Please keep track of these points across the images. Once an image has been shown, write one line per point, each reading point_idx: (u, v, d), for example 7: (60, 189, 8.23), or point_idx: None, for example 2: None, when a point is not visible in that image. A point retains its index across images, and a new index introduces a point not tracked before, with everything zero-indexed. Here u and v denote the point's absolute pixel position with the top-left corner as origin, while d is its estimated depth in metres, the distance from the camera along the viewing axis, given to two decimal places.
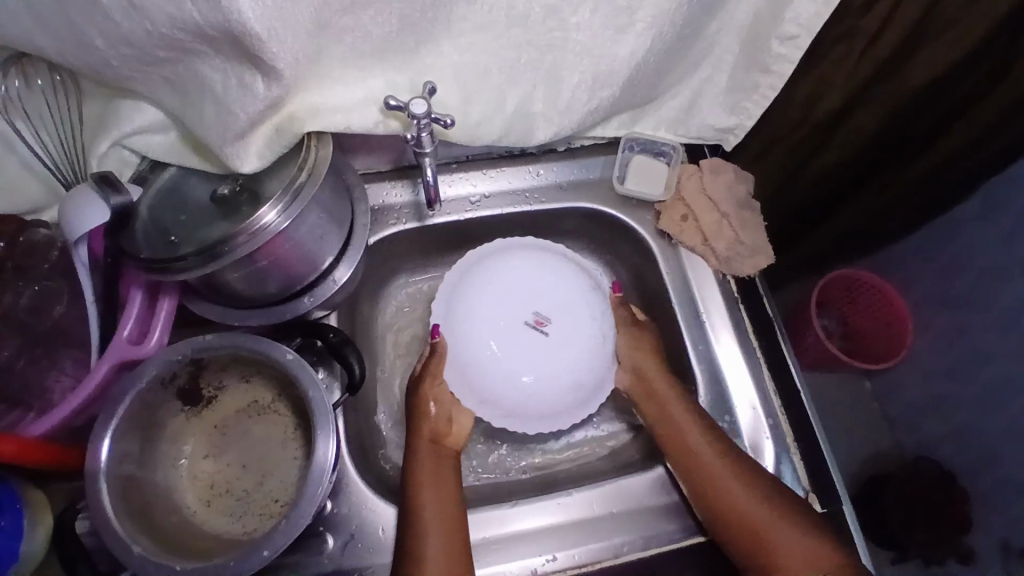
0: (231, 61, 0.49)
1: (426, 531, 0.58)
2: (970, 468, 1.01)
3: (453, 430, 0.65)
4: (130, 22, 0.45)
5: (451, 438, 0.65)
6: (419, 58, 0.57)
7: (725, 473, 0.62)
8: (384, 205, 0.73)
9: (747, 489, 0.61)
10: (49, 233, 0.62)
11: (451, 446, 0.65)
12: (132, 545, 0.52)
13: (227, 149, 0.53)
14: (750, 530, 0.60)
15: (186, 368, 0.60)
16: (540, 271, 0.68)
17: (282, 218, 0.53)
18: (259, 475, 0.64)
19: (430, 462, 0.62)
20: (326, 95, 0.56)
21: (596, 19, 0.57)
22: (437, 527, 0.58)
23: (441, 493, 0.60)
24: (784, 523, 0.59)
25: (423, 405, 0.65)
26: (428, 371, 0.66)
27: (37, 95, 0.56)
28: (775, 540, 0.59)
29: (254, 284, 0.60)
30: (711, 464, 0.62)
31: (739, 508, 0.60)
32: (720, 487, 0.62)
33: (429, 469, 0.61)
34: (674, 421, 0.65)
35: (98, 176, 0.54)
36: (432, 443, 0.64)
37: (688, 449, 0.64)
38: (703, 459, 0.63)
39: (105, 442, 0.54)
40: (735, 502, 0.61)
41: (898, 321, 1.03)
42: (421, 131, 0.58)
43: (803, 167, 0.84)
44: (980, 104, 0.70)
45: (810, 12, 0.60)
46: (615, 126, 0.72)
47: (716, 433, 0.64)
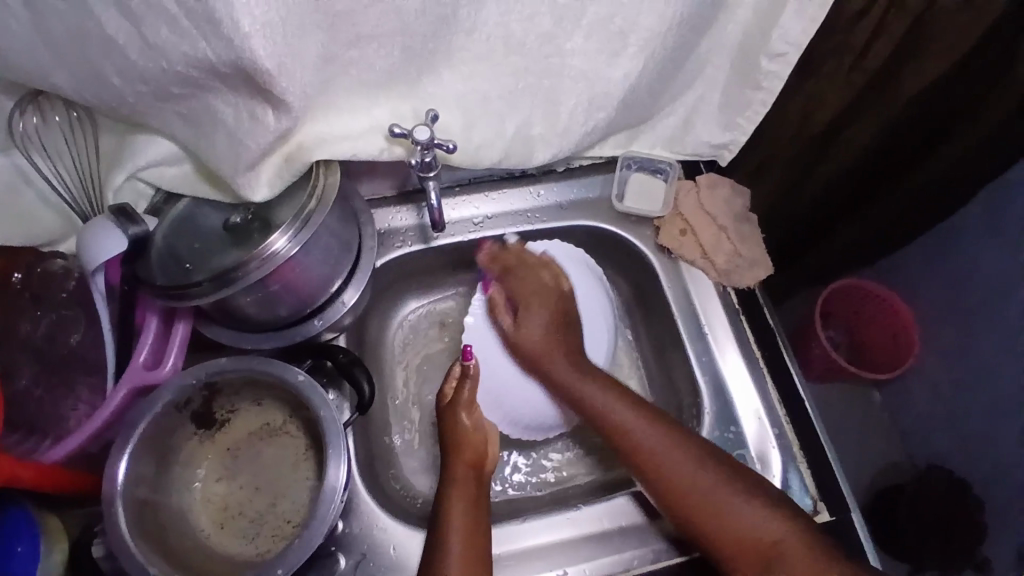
0: (243, 95, 0.51)
1: (448, 549, 0.57)
2: (982, 475, 1.00)
3: (488, 456, 0.65)
4: (147, 60, 0.47)
5: (487, 461, 0.65)
6: (422, 86, 0.59)
7: (705, 477, 0.61)
8: (390, 229, 0.75)
9: (727, 489, 0.60)
10: (65, 263, 0.65)
11: (488, 470, 0.64)
12: (149, 566, 0.52)
13: (239, 178, 0.55)
14: (743, 542, 0.59)
15: (200, 392, 0.61)
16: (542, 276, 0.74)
17: (292, 244, 0.55)
18: (271, 497, 0.64)
19: (465, 483, 0.62)
20: (333, 124, 0.58)
21: (590, 44, 0.59)
22: (459, 543, 0.58)
23: (469, 512, 0.60)
24: (739, 503, 0.60)
25: (459, 428, 0.65)
26: (461, 398, 0.66)
27: (54, 130, 0.58)
28: (734, 522, 0.59)
29: (266, 309, 0.61)
30: (658, 449, 0.63)
31: (692, 492, 0.61)
32: (670, 469, 0.62)
33: (461, 496, 0.61)
34: (601, 399, 0.66)
35: (115, 208, 0.56)
36: (471, 468, 0.63)
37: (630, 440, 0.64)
38: (648, 442, 0.63)
39: (122, 464, 0.55)
40: (688, 487, 0.61)
41: (903, 330, 1.04)
42: (425, 156, 0.60)
43: (800, 179, 0.86)
44: (973, 113, 0.72)
45: (797, 30, 0.61)
46: (612, 145, 0.74)
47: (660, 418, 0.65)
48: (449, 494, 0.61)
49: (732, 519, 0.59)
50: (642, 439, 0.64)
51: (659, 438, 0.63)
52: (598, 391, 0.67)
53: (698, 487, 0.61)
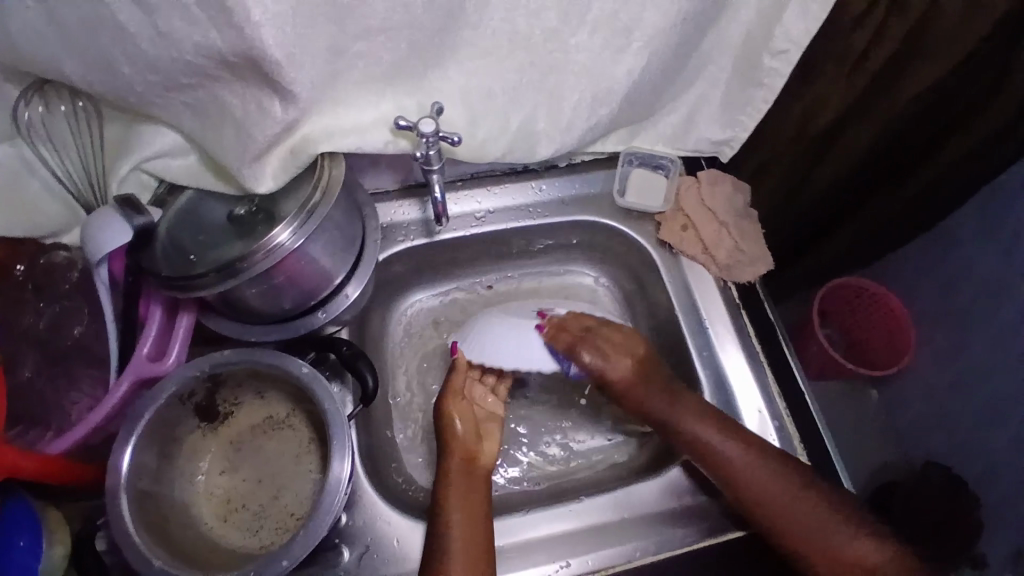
0: (251, 86, 0.51)
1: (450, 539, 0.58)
2: (979, 473, 1.01)
3: (482, 457, 0.66)
4: (157, 49, 0.47)
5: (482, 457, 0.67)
6: (427, 81, 0.59)
7: (774, 480, 0.62)
8: (393, 223, 0.75)
9: (789, 487, 0.62)
10: (68, 255, 0.65)
11: (483, 462, 0.66)
12: (152, 558, 0.52)
13: (245, 170, 0.55)
14: (803, 540, 0.60)
15: (204, 384, 0.61)
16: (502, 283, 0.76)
17: (296, 237, 0.55)
18: (274, 490, 0.64)
19: (458, 474, 0.63)
20: (338, 117, 0.58)
21: (594, 40, 0.59)
22: (460, 533, 0.58)
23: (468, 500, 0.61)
24: (827, 525, 0.60)
25: (449, 427, 0.67)
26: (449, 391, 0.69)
27: (60, 120, 0.58)
28: (799, 524, 0.61)
29: (270, 301, 0.61)
30: (739, 460, 0.63)
31: (777, 503, 0.61)
32: (747, 484, 0.62)
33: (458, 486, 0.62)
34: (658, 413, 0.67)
35: (121, 198, 0.56)
36: (465, 459, 0.65)
37: (708, 451, 0.64)
38: (717, 453, 0.64)
39: (126, 454, 0.55)
40: (778, 506, 0.61)
41: (898, 328, 1.05)
42: (429, 149, 0.60)
43: (805, 178, 0.86)
44: (974, 112, 0.72)
45: (799, 27, 0.62)
46: (614, 141, 0.74)
47: (729, 425, 0.65)
48: (447, 487, 0.62)
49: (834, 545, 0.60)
50: (716, 445, 0.64)
51: (727, 449, 0.63)
52: (666, 407, 0.67)
53: (781, 505, 0.61)
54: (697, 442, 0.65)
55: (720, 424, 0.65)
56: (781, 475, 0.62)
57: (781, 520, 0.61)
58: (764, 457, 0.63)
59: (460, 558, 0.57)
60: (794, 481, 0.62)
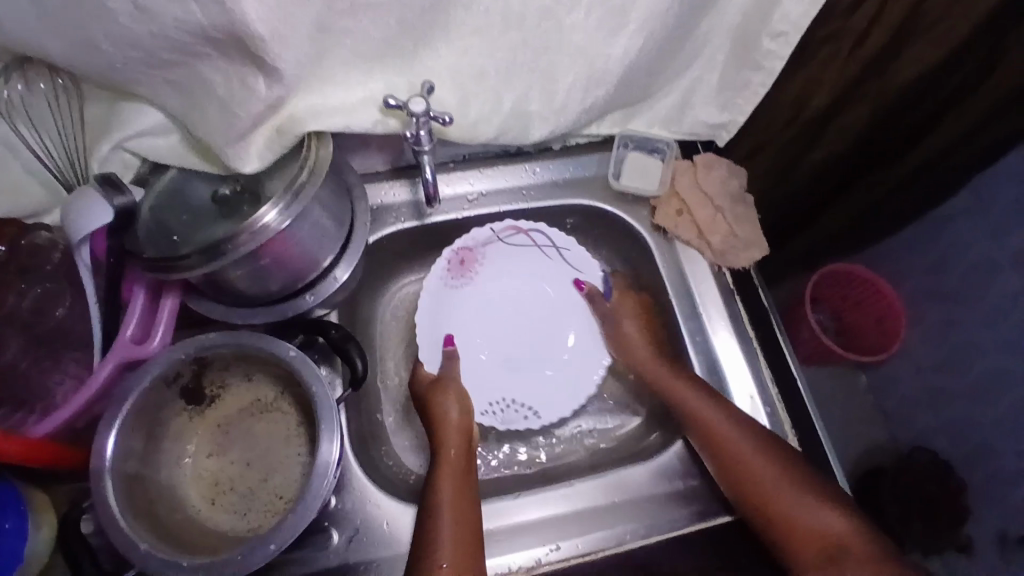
0: (235, 63, 0.50)
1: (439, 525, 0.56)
2: (966, 459, 1.02)
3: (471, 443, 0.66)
4: (136, 24, 0.46)
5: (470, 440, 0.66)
6: (417, 59, 0.58)
7: (774, 467, 0.61)
8: (384, 205, 0.74)
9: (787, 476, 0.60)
10: (50, 235, 0.62)
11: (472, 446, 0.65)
12: (138, 542, 0.52)
13: (229, 149, 0.54)
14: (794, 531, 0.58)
15: (190, 367, 0.60)
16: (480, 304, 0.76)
17: (282, 217, 0.54)
18: (262, 473, 0.64)
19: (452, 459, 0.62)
20: (326, 95, 0.57)
21: (590, 19, 0.58)
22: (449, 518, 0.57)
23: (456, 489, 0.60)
24: (794, 492, 0.59)
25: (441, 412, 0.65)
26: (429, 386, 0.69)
27: (38, 98, 0.57)
28: (792, 514, 0.58)
29: (257, 283, 0.60)
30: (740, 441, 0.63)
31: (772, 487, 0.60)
32: (736, 452, 0.63)
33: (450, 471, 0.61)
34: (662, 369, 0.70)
35: (101, 177, 0.55)
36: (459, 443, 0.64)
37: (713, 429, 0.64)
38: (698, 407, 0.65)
39: (111, 438, 0.54)
40: (749, 465, 0.62)
41: (891, 315, 1.05)
42: (420, 130, 0.58)
43: (799, 161, 0.85)
44: (967, 99, 0.71)
45: (799, 8, 0.61)
46: (609, 124, 0.73)
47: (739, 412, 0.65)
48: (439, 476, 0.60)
49: (796, 512, 0.58)
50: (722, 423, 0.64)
51: (723, 417, 0.64)
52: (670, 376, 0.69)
53: (754, 465, 0.61)
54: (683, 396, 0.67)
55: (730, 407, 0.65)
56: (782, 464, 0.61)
57: (773, 507, 0.59)
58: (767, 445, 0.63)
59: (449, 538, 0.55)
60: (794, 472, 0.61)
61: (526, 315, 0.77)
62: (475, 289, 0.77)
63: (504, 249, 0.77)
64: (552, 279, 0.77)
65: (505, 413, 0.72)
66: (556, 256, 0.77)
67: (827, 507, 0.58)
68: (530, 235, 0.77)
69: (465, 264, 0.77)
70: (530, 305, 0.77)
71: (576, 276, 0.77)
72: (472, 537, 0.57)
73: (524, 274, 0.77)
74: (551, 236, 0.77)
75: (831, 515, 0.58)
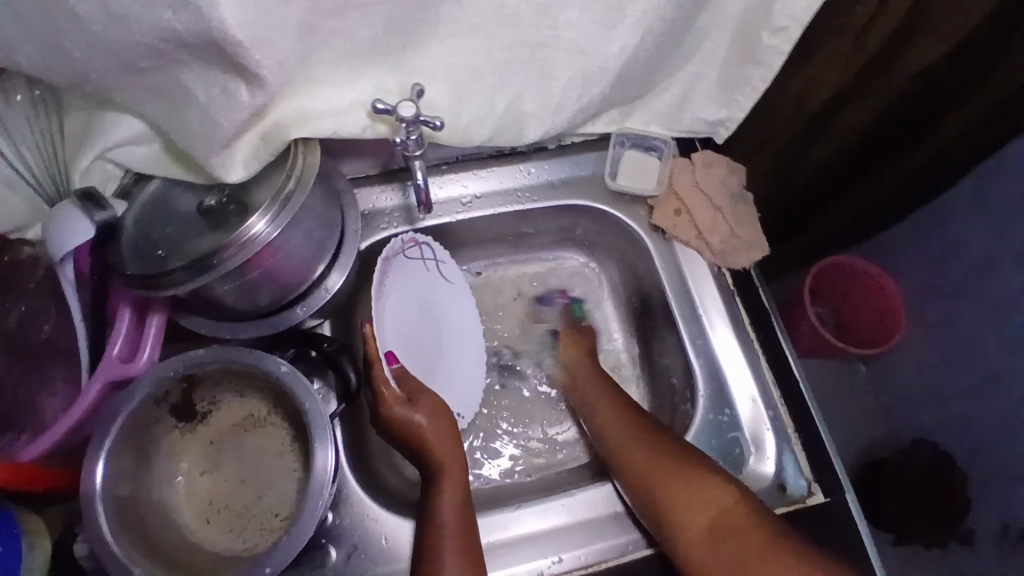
0: (214, 69, 0.48)
1: (444, 538, 0.57)
2: (968, 452, 1.01)
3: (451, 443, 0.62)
4: (110, 33, 0.44)
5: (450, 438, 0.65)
6: (406, 60, 0.56)
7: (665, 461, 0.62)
8: (375, 210, 0.72)
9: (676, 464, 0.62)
10: (33, 250, 0.60)
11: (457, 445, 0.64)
12: (131, 566, 0.51)
13: (213, 159, 0.52)
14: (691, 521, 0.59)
15: (180, 384, 0.58)
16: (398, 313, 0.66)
17: (271, 228, 0.52)
18: (257, 489, 0.62)
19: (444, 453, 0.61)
20: (312, 101, 0.55)
21: (584, 15, 0.56)
22: (454, 534, 0.57)
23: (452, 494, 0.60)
24: (692, 486, 0.60)
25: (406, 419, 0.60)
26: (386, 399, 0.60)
27: (17, 111, 0.55)
28: (682, 500, 0.60)
29: (246, 297, 0.59)
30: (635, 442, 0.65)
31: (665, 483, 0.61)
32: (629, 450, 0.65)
33: (453, 481, 0.60)
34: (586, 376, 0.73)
35: (80, 193, 0.53)
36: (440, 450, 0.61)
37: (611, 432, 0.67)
38: (615, 421, 0.68)
39: (100, 460, 0.53)
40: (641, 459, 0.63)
41: (890, 308, 1.04)
42: (410, 134, 0.57)
43: (801, 156, 0.83)
44: (970, 96, 0.70)
45: (799, 0, 0.59)
46: (605, 122, 0.71)
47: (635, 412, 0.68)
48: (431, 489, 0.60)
49: (686, 495, 0.60)
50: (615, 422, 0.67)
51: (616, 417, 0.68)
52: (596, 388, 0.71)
53: (653, 466, 0.62)
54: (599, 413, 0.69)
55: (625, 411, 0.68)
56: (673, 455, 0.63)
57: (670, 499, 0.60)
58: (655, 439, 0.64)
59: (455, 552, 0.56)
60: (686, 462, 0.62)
61: (436, 320, 0.71)
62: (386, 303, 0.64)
63: (403, 264, 0.68)
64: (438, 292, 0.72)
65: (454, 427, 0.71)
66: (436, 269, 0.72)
67: (715, 485, 0.60)
68: (421, 250, 0.70)
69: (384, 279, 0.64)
70: (429, 316, 0.71)
71: (456, 280, 0.74)
72: (473, 541, 0.58)
73: (420, 282, 0.70)
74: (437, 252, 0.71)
75: (721, 492, 0.59)
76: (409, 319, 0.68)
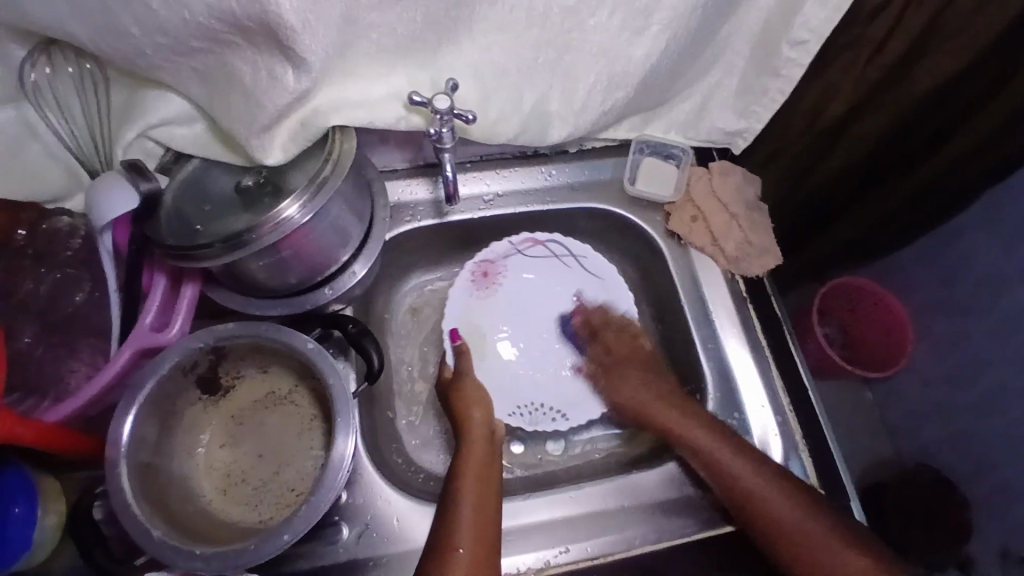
0: (263, 53, 0.50)
1: (462, 493, 0.58)
2: (971, 475, 1.02)
3: (496, 427, 0.66)
4: (168, 11, 0.46)
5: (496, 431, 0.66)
6: (441, 56, 0.58)
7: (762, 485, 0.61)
8: (401, 203, 0.75)
9: (772, 484, 0.61)
10: (71, 220, 0.63)
11: (498, 438, 0.65)
12: (151, 529, 0.52)
13: (253, 141, 0.54)
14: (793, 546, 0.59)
15: (207, 356, 0.60)
16: (503, 309, 0.78)
17: (304, 212, 0.54)
18: (274, 465, 0.64)
19: (477, 444, 0.63)
20: (351, 90, 0.57)
21: (613, 21, 0.58)
22: (473, 490, 0.59)
23: (482, 477, 0.60)
24: (810, 513, 0.60)
25: (463, 412, 0.66)
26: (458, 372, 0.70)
27: (66, 83, 0.56)
28: (790, 525, 0.60)
29: (276, 274, 0.61)
30: (734, 463, 0.63)
31: (773, 514, 0.60)
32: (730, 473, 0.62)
33: (476, 456, 0.62)
34: (656, 408, 0.69)
35: (127, 164, 0.55)
36: (484, 435, 0.64)
37: (705, 453, 0.64)
38: (730, 457, 0.63)
39: (127, 423, 0.54)
40: (746, 484, 0.62)
41: (897, 330, 1.05)
42: (443, 126, 0.59)
43: (812, 168, 0.86)
44: (980, 113, 0.71)
45: (820, 17, 0.61)
46: (626, 128, 0.74)
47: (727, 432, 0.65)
48: (464, 456, 0.62)
49: (787, 521, 0.60)
50: (710, 448, 0.64)
51: (710, 439, 0.64)
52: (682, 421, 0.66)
53: (761, 492, 0.61)
54: (705, 450, 0.64)
55: (719, 431, 0.65)
56: (772, 475, 0.62)
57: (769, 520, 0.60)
58: (759, 465, 0.62)
59: (472, 510, 0.57)
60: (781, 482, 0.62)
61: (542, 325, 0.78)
62: (495, 303, 0.78)
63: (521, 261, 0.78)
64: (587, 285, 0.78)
65: (532, 416, 0.73)
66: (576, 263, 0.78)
67: (813, 516, 0.60)
68: (548, 246, 0.78)
69: (488, 277, 0.78)
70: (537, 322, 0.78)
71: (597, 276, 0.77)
72: (491, 507, 0.58)
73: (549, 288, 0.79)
74: (568, 245, 0.77)
75: (820, 525, 0.59)
76: (512, 312, 0.78)
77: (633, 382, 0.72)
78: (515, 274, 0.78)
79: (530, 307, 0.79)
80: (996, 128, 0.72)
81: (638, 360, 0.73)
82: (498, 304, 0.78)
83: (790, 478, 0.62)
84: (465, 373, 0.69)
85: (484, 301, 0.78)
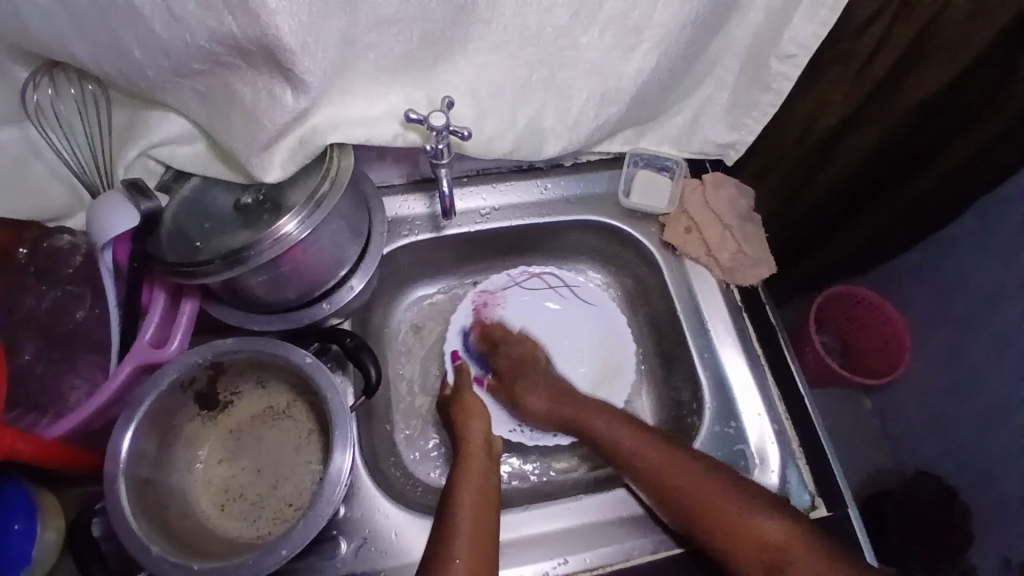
0: (263, 73, 0.51)
1: (460, 506, 0.58)
2: (970, 484, 1.01)
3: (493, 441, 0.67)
4: (170, 34, 0.47)
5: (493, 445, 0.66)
6: (437, 74, 0.59)
7: (716, 493, 0.62)
8: (399, 217, 0.76)
9: (721, 487, 0.62)
10: (72, 239, 0.63)
11: (495, 451, 0.66)
12: (150, 545, 0.52)
13: (252, 159, 0.55)
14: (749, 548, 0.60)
15: (206, 372, 0.61)
16: (502, 338, 0.78)
17: (302, 228, 0.55)
18: (272, 480, 0.64)
19: (475, 458, 0.64)
20: (349, 108, 0.58)
21: (605, 39, 0.60)
22: (471, 502, 0.59)
23: (480, 491, 0.60)
24: (760, 513, 0.60)
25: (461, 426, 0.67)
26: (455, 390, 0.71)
27: (68, 104, 0.58)
28: (745, 529, 0.60)
29: (275, 290, 0.61)
30: (683, 474, 0.63)
31: (728, 520, 0.61)
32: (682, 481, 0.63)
33: (474, 469, 0.62)
34: (570, 411, 0.70)
35: (128, 183, 0.56)
36: (482, 449, 0.65)
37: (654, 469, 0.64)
38: (680, 469, 0.63)
39: (126, 439, 0.55)
40: (697, 489, 0.62)
41: (896, 339, 1.06)
42: (438, 143, 0.60)
43: (805, 179, 0.87)
44: (976, 122, 0.73)
45: (808, 32, 0.63)
46: (620, 142, 0.75)
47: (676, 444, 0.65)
48: (463, 469, 0.62)
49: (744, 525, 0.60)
50: (657, 461, 0.64)
51: (651, 448, 0.65)
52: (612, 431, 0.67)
53: (715, 497, 0.61)
54: (652, 466, 0.64)
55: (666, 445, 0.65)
56: (723, 481, 0.62)
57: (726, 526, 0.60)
58: (712, 475, 0.63)
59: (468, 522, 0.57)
60: (732, 485, 0.62)
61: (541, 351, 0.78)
62: (495, 332, 0.78)
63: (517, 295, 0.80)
64: (583, 313, 0.80)
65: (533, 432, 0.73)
66: (571, 294, 0.81)
67: (768, 517, 0.60)
68: (543, 278, 0.81)
69: (487, 308, 0.79)
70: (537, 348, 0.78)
71: (594, 304, 0.80)
72: (490, 519, 0.58)
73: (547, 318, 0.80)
74: (563, 277, 0.81)
75: (774, 525, 0.60)
76: (510, 341, 0.78)
77: (538, 407, 0.71)
78: (514, 305, 0.79)
79: (530, 335, 0.79)
80: (996, 134, 0.73)
81: (526, 373, 0.73)
82: (497, 332, 0.78)
83: (742, 481, 0.63)
84: (463, 390, 0.70)
85: (484, 333, 0.78)
